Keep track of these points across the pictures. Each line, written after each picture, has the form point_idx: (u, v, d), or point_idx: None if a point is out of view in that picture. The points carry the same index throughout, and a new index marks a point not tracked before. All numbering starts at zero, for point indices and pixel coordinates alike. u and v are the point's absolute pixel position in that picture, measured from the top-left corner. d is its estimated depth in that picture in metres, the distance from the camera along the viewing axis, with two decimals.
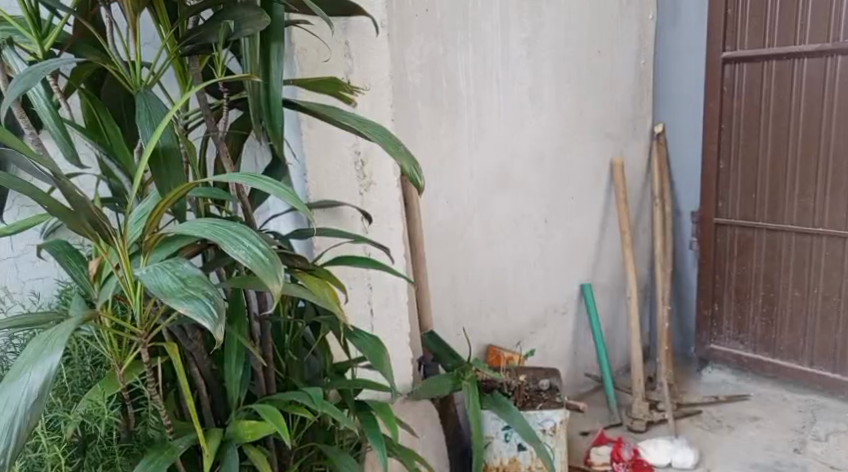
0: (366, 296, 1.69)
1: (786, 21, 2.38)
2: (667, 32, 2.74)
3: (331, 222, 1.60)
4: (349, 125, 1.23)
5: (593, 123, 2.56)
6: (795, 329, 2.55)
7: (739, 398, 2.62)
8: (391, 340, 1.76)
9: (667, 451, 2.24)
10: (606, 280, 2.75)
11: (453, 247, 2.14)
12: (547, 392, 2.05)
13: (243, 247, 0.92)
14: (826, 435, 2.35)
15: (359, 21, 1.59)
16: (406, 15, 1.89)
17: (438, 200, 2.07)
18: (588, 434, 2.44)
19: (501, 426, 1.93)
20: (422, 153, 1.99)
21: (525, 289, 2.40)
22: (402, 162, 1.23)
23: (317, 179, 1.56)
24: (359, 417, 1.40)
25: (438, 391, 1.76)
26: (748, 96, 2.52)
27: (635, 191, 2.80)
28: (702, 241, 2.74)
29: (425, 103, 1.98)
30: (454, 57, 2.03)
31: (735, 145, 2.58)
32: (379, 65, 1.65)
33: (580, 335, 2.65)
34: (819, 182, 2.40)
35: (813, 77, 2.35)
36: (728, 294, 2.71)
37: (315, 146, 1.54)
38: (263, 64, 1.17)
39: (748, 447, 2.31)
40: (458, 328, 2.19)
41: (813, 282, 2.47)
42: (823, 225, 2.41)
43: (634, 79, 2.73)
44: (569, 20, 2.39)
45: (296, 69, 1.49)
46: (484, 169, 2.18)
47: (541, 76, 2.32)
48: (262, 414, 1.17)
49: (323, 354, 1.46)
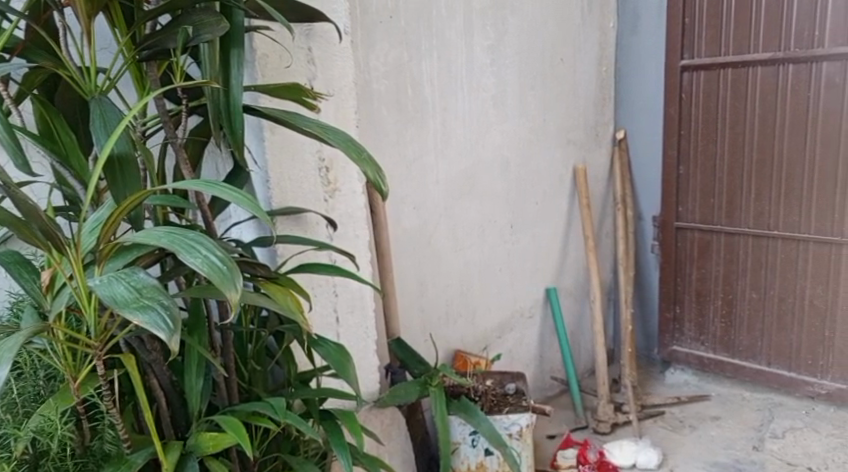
0: (332, 304, 1.68)
1: (740, 30, 2.44)
2: (628, 40, 2.78)
3: (295, 229, 1.58)
4: (310, 132, 1.24)
5: (557, 130, 2.59)
6: (753, 330, 2.61)
7: (701, 398, 2.66)
8: (358, 347, 1.75)
9: (631, 452, 2.26)
10: (570, 285, 2.77)
11: (419, 253, 2.13)
12: (513, 397, 2.05)
13: (200, 255, 0.91)
14: (783, 432, 2.41)
15: (322, 26, 1.58)
16: (370, 22, 1.88)
17: (404, 206, 2.07)
18: (554, 437, 2.46)
19: (468, 432, 1.94)
20: (387, 160, 1.99)
21: (491, 294, 2.41)
22: (366, 168, 1.23)
23: (281, 186, 1.54)
24: (324, 427, 1.39)
25: (405, 398, 1.76)
26: (705, 103, 2.57)
27: (598, 196, 2.84)
28: (663, 245, 2.79)
29: (390, 110, 1.98)
30: (419, 64, 2.03)
31: (694, 151, 2.63)
32: (343, 71, 1.64)
33: (546, 339, 2.67)
34: (773, 186, 2.46)
35: (767, 85, 2.41)
36: (689, 297, 2.75)
37: (277, 152, 1.53)
38: (222, 71, 1.16)
39: (709, 446, 2.35)
40: (425, 334, 2.18)
41: (770, 284, 2.54)
42: (777, 228, 2.48)
43: (596, 86, 2.76)
44: (532, 28, 2.41)
45: (258, 74, 1.47)
46: (450, 175, 2.19)
47: (505, 82, 2.33)
48: (224, 425, 1.15)
49: (286, 363, 1.44)
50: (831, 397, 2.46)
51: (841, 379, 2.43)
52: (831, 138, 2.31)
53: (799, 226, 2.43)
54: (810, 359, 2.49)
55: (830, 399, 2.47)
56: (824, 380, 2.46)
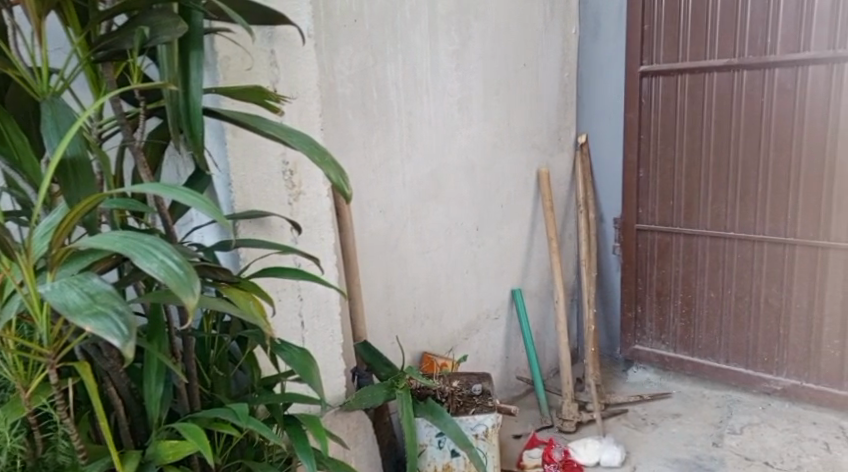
0: (296, 308, 1.67)
1: (697, 37, 2.49)
2: (590, 46, 2.82)
3: (258, 233, 1.56)
4: (272, 134, 1.23)
5: (521, 134, 2.61)
6: (712, 329, 2.66)
7: (663, 396, 2.71)
8: (323, 351, 1.74)
9: (595, 450, 2.29)
10: (535, 286, 2.80)
11: (386, 256, 2.13)
12: (479, 397, 2.06)
13: (156, 259, 0.90)
14: (741, 428, 2.46)
15: (285, 29, 1.57)
16: (334, 25, 1.87)
17: (371, 209, 2.06)
18: (520, 437, 2.47)
19: (434, 433, 1.94)
20: (353, 163, 1.98)
21: (458, 296, 2.42)
22: (328, 171, 1.23)
23: (244, 189, 1.52)
24: (288, 432, 1.37)
25: (371, 401, 1.75)
26: (664, 108, 2.62)
27: (561, 199, 2.87)
28: (625, 246, 2.83)
29: (355, 113, 1.97)
30: (383, 68, 2.03)
31: (653, 155, 2.68)
32: (307, 74, 1.63)
33: (511, 340, 2.69)
34: (730, 189, 2.51)
35: (723, 90, 2.47)
36: (650, 297, 2.80)
37: (240, 155, 1.51)
38: (182, 72, 1.14)
39: (670, 443, 2.39)
40: (392, 337, 2.18)
41: (727, 283, 2.59)
42: (734, 230, 2.54)
43: (559, 91, 2.80)
44: (496, 34, 2.43)
45: (219, 76, 1.46)
46: (416, 178, 2.19)
47: (469, 87, 2.35)
48: (184, 432, 1.13)
49: (250, 369, 1.43)
50: (786, 393, 2.52)
51: (795, 375, 2.49)
52: (784, 142, 2.37)
53: (755, 227, 2.48)
54: (767, 357, 2.55)
55: (785, 395, 2.53)
56: (780, 376, 2.52)
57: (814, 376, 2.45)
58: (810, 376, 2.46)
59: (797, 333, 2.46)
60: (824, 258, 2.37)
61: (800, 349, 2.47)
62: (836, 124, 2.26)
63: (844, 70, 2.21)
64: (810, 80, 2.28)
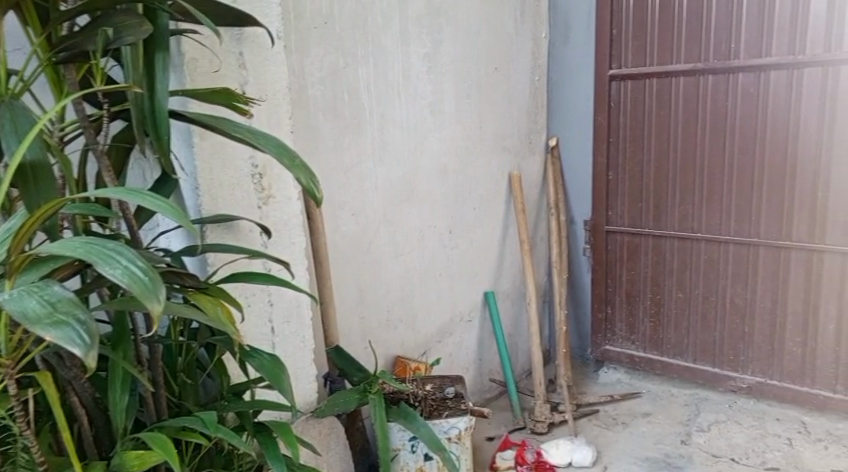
0: (266, 313, 1.65)
1: (664, 42, 2.52)
2: (560, 51, 2.84)
3: (227, 237, 1.54)
4: (239, 137, 1.21)
5: (493, 137, 2.62)
6: (680, 329, 2.69)
7: (633, 396, 2.73)
8: (294, 356, 1.72)
9: (567, 450, 2.30)
10: (507, 288, 2.81)
11: (358, 259, 2.11)
12: (453, 400, 2.06)
13: (120, 266, 0.88)
14: (709, 426, 2.49)
15: (254, 30, 1.55)
16: (305, 28, 1.86)
17: (343, 212, 2.04)
18: (493, 439, 2.47)
19: (407, 438, 1.93)
20: (324, 166, 1.96)
21: (431, 299, 2.41)
22: (298, 174, 1.22)
23: (211, 193, 1.50)
24: (258, 440, 1.35)
25: (343, 407, 1.74)
26: (632, 111, 2.65)
27: (533, 202, 2.89)
28: (595, 249, 2.85)
29: (326, 115, 1.95)
30: (355, 70, 2.02)
31: (622, 158, 2.71)
32: (276, 77, 1.61)
33: (484, 343, 2.69)
34: (696, 191, 2.55)
35: (689, 94, 2.50)
36: (620, 298, 2.82)
37: (207, 158, 1.49)
38: (147, 74, 1.12)
39: (641, 442, 2.42)
40: (364, 341, 2.16)
41: (695, 284, 2.63)
42: (700, 231, 2.57)
43: (530, 95, 2.81)
44: (467, 37, 2.43)
45: (186, 78, 1.43)
46: (388, 181, 2.18)
47: (441, 91, 2.35)
48: (150, 442, 1.10)
49: (219, 376, 1.41)
50: (752, 391, 2.56)
51: (760, 374, 2.53)
52: (747, 145, 2.41)
53: (720, 228, 2.52)
54: (733, 355, 2.59)
55: (751, 392, 2.57)
56: (745, 374, 2.56)
57: (778, 374, 2.50)
58: (774, 374, 2.50)
59: (762, 332, 2.50)
60: (787, 258, 2.41)
61: (764, 348, 2.51)
62: (796, 127, 2.31)
63: (803, 75, 2.26)
64: (772, 84, 2.32)
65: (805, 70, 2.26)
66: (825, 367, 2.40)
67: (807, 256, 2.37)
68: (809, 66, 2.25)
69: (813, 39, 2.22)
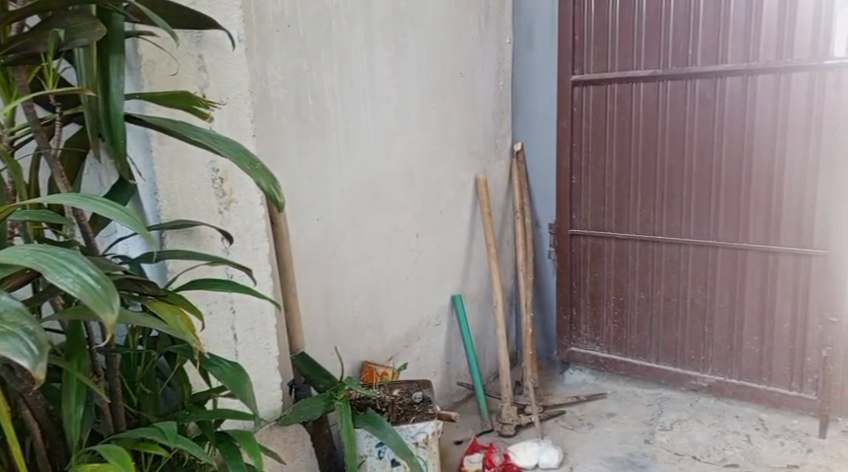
0: (228, 321, 1.62)
1: (624, 48, 2.56)
2: (523, 56, 2.86)
3: (187, 244, 1.52)
4: (198, 141, 1.20)
5: (458, 141, 2.63)
6: (643, 330, 2.73)
7: (598, 397, 2.75)
8: (258, 363, 1.70)
9: (533, 452, 2.31)
10: (474, 292, 2.81)
11: (324, 264, 2.09)
12: (420, 405, 2.05)
13: (71, 275, 0.86)
14: (672, 425, 2.53)
15: (214, 33, 1.53)
16: (267, 31, 1.84)
17: (308, 217, 2.02)
18: (461, 443, 2.47)
19: (374, 443, 1.91)
20: (288, 170, 1.94)
21: (398, 303, 2.40)
22: (259, 179, 1.21)
23: (171, 198, 1.47)
24: (220, 449, 1.32)
25: (309, 414, 1.72)
26: (594, 116, 2.68)
27: (499, 206, 2.90)
28: (559, 252, 2.87)
29: (290, 119, 1.93)
30: (319, 74, 2.00)
31: (584, 161, 2.74)
32: (237, 80, 1.59)
33: (451, 347, 2.69)
34: (657, 194, 2.59)
35: (648, 99, 2.54)
36: (584, 300, 2.85)
37: (166, 163, 1.46)
38: (100, 77, 1.10)
39: (605, 442, 2.44)
40: (331, 347, 2.14)
41: (656, 285, 2.66)
42: (661, 233, 2.61)
43: (495, 99, 2.82)
44: (432, 42, 2.43)
45: (144, 81, 1.40)
46: (353, 185, 2.16)
47: (406, 95, 2.34)
48: (106, 454, 1.07)
49: (179, 385, 1.38)
50: (712, 390, 2.60)
51: (720, 372, 2.57)
52: (705, 149, 2.45)
53: (680, 230, 2.56)
54: (693, 355, 2.63)
55: (711, 391, 2.61)
56: (705, 373, 2.60)
57: (736, 372, 2.54)
58: (733, 372, 2.55)
59: (721, 332, 2.55)
60: (744, 259, 2.46)
61: (723, 347, 2.55)
62: (751, 132, 2.36)
63: (757, 81, 2.31)
64: (728, 90, 2.37)
65: (758, 76, 2.31)
66: (781, 365, 2.45)
67: (763, 257, 2.42)
68: (762, 73, 2.30)
69: (766, 45, 2.28)
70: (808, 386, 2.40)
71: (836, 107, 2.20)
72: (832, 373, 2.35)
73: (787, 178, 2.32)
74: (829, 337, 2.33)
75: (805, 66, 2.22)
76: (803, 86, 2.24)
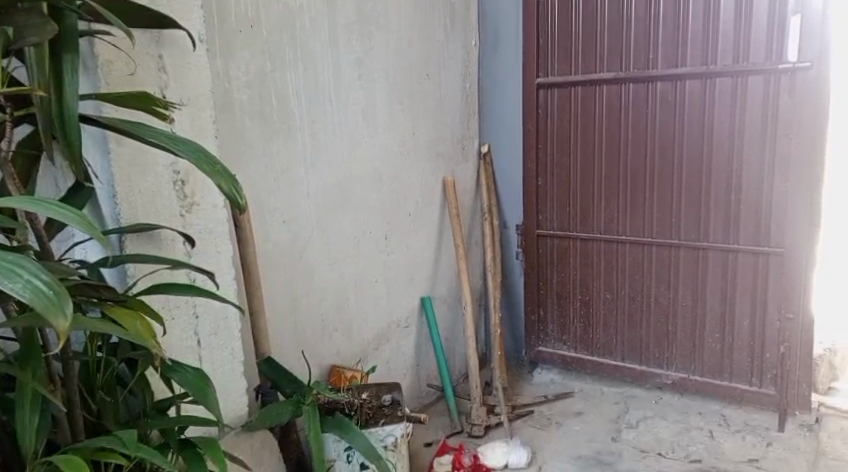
0: (192, 326, 1.59)
1: (587, 51, 2.59)
2: (489, 59, 2.87)
3: (148, 248, 1.49)
4: (159, 144, 1.18)
5: (426, 143, 2.62)
6: (608, 328, 2.75)
7: (566, 395, 2.77)
8: (223, 369, 1.67)
9: (502, 452, 2.31)
10: (443, 293, 2.81)
11: (291, 267, 2.07)
12: (389, 408, 2.04)
13: (20, 281, 0.84)
14: (638, 422, 2.56)
15: (173, 34, 1.50)
16: (230, 32, 1.81)
17: (274, 220, 2.00)
18: (431, 444, 2.46)
19: (342, 448, 1.90)
20: (252, 173, 1.92)
21: (366, 306, 2.39)
22: (220, 181, 1.19)
23: (131, 201, 1.44)
24: (184, 457, 1.30)
25: (276, 420, 1.70)
26: (558, 119, 2.71)
27: (467, 207, 2.90)
28: (526, 252, 2.89)
29: (254, 121, 1.91)
30: (283, 74, 1.98)
31: (550, 163, 2.76)
32: (199, 81, 1.56)
33: (420, 349, 2.69)
34: (620, 195, 2.62)
35: (611, 102, 2.57)
36: (551, 300, 2.87)
37: (126, 166, 1.43)
38: (54, 77, 1.07)
39: (573, 440, 2.46)
40: (298, 352, 2.12)
41: (621, 284, 2.69)
42: (625, 233, 2.64)
43: (462, 101, 2.82)
44: (398, 45, 2.43)
45: (101, 82, 1.37)
46: (320, 187, 2.14)
47: (373, 97, 2.33)
48: (62, 465, 1.04)
49: (141, 392, 1.35)
50: (676, 386, 2.64)
51: (684, 369, 2.61)
52: (667, 150, 2.49)
53: (643, 231, 2.60)
54: (658, 352, 2.66)
55: (675, 387, 2.65)
56: (670, 370, 2.64)
57: (699, 369, 2.58)
58: (696, 369, 2.59)
59: (684, 329, 2.59)
60: (705, 258, 2.50)
61: (686, 344, 2.59)
62: (711, 132, 2.40)
63: (715, 84, 2.36)
64: (687, 92, 2.41)
65: (716, 79, 2.35)
66: (741, 360, 2.49)
67: (723, 255, 2.46)
68: (720, 76, 2.34)
69: (724, 48, 2.32)
70: (767, 381, 2.45)
71: (790, 110, 2.25)
72: (789, 368, 2.40)
73: (745, 178, 2.36)
74: (787, 332, 2.38)
75: (761, 69, 2.27)
76: (758, 89, 2.29)
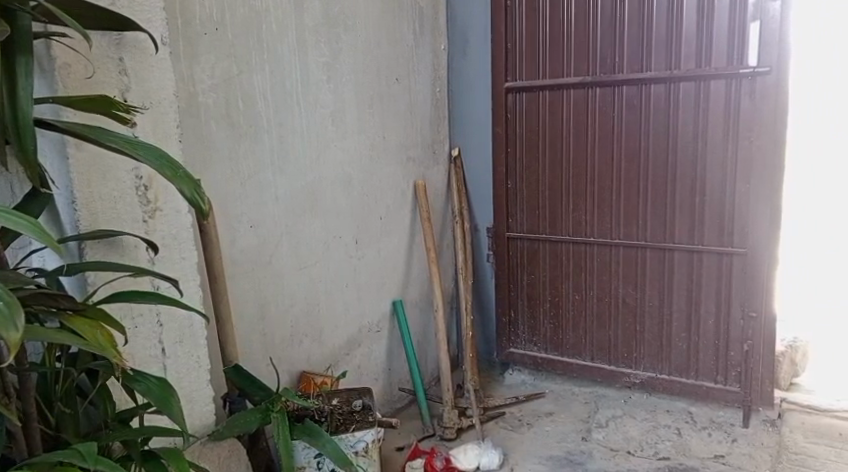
0: (156, 334, 1.56)
1: (554, 56, 2.61)
2: (459, 62, 2.87)
3: (109, 254, 1.45)
4: (118, 148, 1.15)
5: (396, 146, 2.61)
6: (578, 329, 2.77)
7: (537, 396, 2.78)
8: (189, 377, 1.64)
9: (474, 455, 2.30)
10: (415, 296, 2.80)
11: (259, 272, 2.04)
12: (360, 413, 2.02)
13: None
14: (607, 421, 2.57)
15: (135, 36, 1.47)
16: (194, 33, 1.79)
17: (241, 225, 1.97)
18: (403, 449, 2.45)
19: (313, 455, 1.88)
20: (219, 177, 1.89)
21: (337, 311, 2.36)
22: (182, 186, 1.17)
23: (91, 207, 1.41)
24: (147, 469, 1.27)
25: (244, 428, 1.67)
26: (527, 123, 2.72)
27: (438, 211, 2.89)
28: (497, 255, 2.89)
29: (220, 124, 1.88)
30: (250, 77, 1.95)
31: (518, 166, 2.77)
32: (161, 84, 1.53)
33: (392, 353, 2.67)
34: (588, 198, 2.64)
35: (579, 106, 2.59)
36: (522, 302, 2.87)
37: (85, 171, 1.40)
38: (7, 80, 1.04)
39: (544, 441, 2.46)
40: (267, 358, 2.09)
41: (590, 286, 2.71)
42: (593, 236, 2.66)
43: (431, 105, 2.82)
44: (367, 48, 2.41)
45: (58, 85, 1.34)
46: (289, 191, 2.12)
47: (342, 101, 2.31)
48: None
49: (102, 403, 1.31)
50: (645, 386, 2.66)
51: (652, 368, 2.64)
52: (633, 153, 2.51)
53: (611, 232, 2.62)
54: (626, 352, 2.68)
55: (643, 387, 2.67)
56: (638, 370, 2.66)
57: (667, 368, 2.61)
58: (664, 368, 2.61)
59: (651, 329, 2.61)
60: (671, 259, 2.53)
61: (654, 343, 2.62)
62: (675, 135, 2.43)
63: (679, 89, 2.39)
64: (652, 97, 2.44)
65: (680, 84, 2.39)
66: (707, 359, 2.52)
67: (689, 256, 2.50)
68: (683, 81, 2.38)
69: (687, 54, 2.35)
70: (732, 378, 2.48)
71: (751, 114, 2.29)
72: (753, 366, 2.44)
73: (708, 180, 2.40)
74: (750, 330, 2.42)
75: (722, 74, 2.30)
76: (720, 94, 2.32)
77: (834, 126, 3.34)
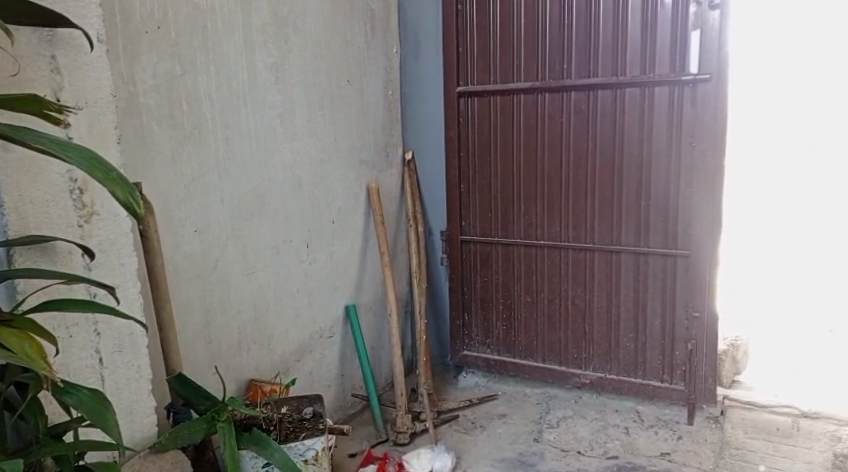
0: (92, 343, 1.49)
1: (504, 60, 2.62)
2: (411, 65, 2.85)
3: (41, 260, 1.38)
4: (45, 148, 1.10)
5: (348, 149, 2.58)
6: (529, 332, 2.78)
7: (489, 398, 2.78)
8: (130, 388, 1.58)
9: (426, 459, 2.29)
10: (367, 300, 2.77)
11: (204, 278, 1.98)
12: (310, 420, 1.99)
13: None
14: (558, 422, 2.59)
15: (68, 32, 1.41)
16: (134, 32, 1.73)
17: (184, 230, 1.91)
18: (355, 455, 2.42)
19: (260, 464, 1.83)
20: (161, 180, 1.83)
21: (287, 316, 2.31)
22: (114, 188, 1.12)
23: (20, 211, 1.34)
24: None
25: (189, 439, 1.61)
26: (478, 127, 2.72)
27: (391, 214, 2.87)
28: (450, 258, 2.88)
29: (163, 126, 1.82)
30: (194, 78, 1.90)
31: (471, 169, 2.76)
32: (98, 83, 1.47)
33: (344, 358, 2.63)
34: (538, 201, 2.65)
35: (528, 110, 2.61)
36: (475, 305, 2.87)
37: (13, 173, 1.33)
38: None
39: (496, 443, 2.46)
40: (213, 366, 2.03)
41: (541, 287, 2.72)
42: (544, 239, 2.67)
43: (384, 108, 2.80)
44: (317, 50, 2.37)
45: None
46: (235, 195, 2.07)
47: (291, 102, 2.27)
48: None
49: (33, 417, 1.23)
50: (594, 386, 2.68)
51: (601, 369, 2.66)
52: (581, 156, 2.54)
53: (561, 235, 2.64)
54: (575, 353, 2.70)
55: (593, 387, 2.69)
56: (587, 371, 2.68)
57: (615, 368, 2.63)
58: (613, 367, 2.64)
59: (600, 330, 2.64)
60: (618, 261, 2.56)
61: (603, 344, 2.65)
62: (621, 140, 2.46)
63: (625, 94, 2.42)
64: (599, 102, 2.47)
65: (626, 90, 2.42)
66: (654, 358, 2.56)
67: (635, 258, 2.53)
68: (630, 87, 2.41)
69: (632, 61, 2.39)
70: (677, 377, 2.53)
71: (693, 118, 2.34)
72: (697, 364, 2.48)
73: (654, 183, 2.44)
74: (694, 330, 2.47)
75: (666, 80, 2.35)
76: (664, 100, 2.37)
77: (833, 128, 3.63)
